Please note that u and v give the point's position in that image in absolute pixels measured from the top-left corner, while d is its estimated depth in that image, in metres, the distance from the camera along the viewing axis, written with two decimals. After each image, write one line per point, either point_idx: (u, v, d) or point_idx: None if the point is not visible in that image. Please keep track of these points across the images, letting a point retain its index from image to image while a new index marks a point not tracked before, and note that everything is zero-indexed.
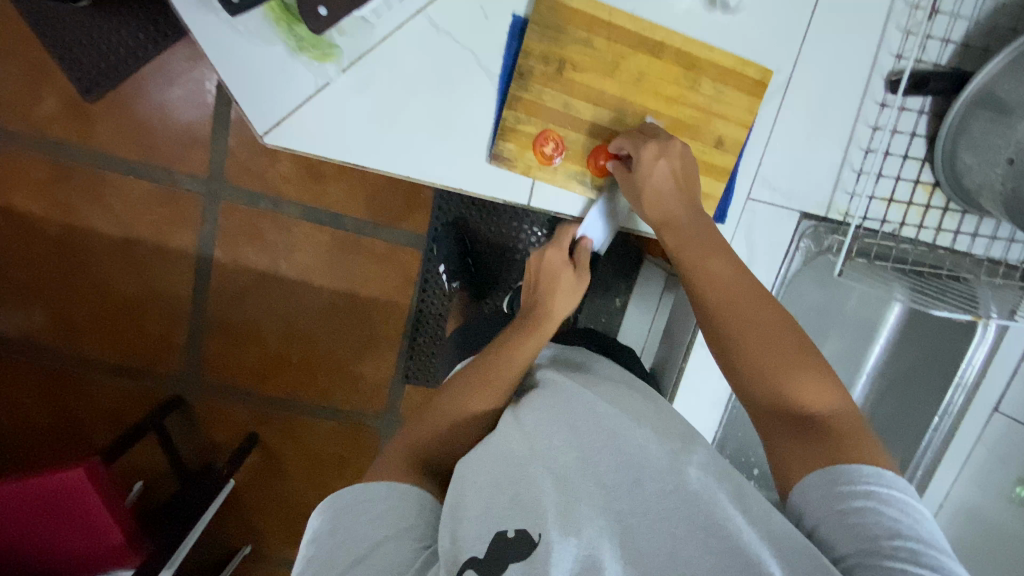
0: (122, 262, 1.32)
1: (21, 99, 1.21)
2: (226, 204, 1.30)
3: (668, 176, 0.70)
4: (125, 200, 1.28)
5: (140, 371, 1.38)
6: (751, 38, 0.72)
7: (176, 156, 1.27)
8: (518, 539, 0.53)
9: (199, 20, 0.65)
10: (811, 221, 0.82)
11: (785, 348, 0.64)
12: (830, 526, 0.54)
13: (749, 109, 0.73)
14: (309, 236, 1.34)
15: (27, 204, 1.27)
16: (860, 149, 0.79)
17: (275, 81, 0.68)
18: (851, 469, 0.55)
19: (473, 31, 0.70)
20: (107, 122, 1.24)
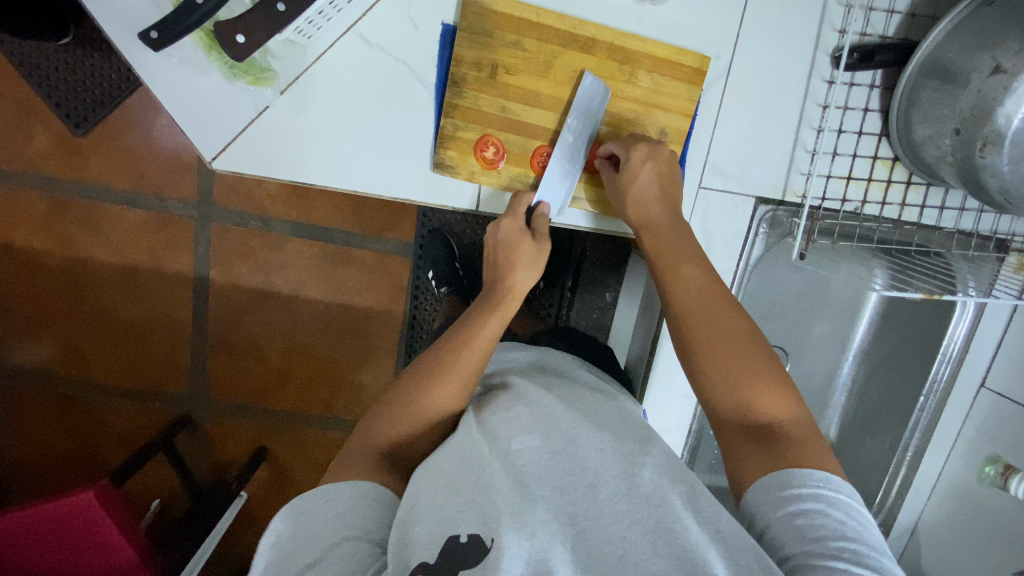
0: (120, 289, 1.36)
1: (14, 139, 1.26)
2: (217, 226, 1.34)
3: (652, 180, 0.69)
4: (121, 229, 1.33)
5: (148, 394, 1.42)
6: (684, 26, 0.72)
7: (166, 183, 1.31)
8: (469, 543, 0.49)
9: (141, 53, 0.67)
10: (768, 206, 0.81)
11: (741, 339, 0.61)
12: (777, 528, 0.51)
13: (689, 98, 0.73)
14: (299, 252, 1.37)
15: (27, 239, 1.32)
16: (812, 128, 0.78)
17: (218, 107, 0.70)
18: (799, 470, 0.53)
19: (405, 42, 0.71)
20: (96, 154, 1.28)
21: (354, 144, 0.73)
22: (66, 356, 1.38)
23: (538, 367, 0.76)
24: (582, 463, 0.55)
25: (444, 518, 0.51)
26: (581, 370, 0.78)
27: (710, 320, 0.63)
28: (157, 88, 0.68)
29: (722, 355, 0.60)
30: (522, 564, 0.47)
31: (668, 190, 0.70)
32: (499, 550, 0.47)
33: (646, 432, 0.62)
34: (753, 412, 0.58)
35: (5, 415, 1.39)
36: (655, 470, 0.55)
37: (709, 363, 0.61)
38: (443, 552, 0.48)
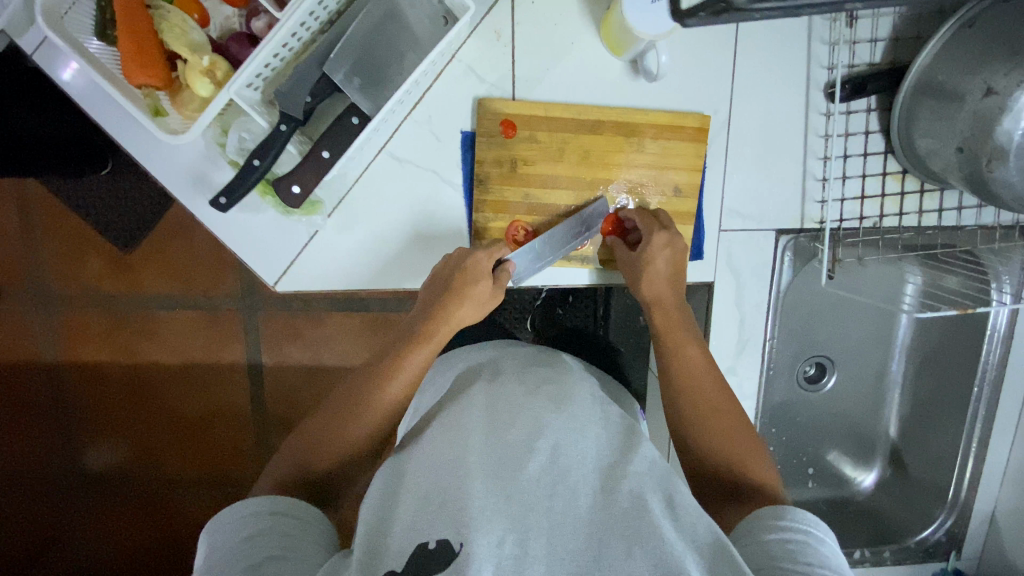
0: (184, 386, 1.46)
1: (72, 265, 1.38)
2: (264, 314, 1.44)
3: (666, 266, 0.75)
4: (177, 331, 1.43)
5: (222, 480, 1.50)
6: (682, 92, 0.77)
7: (212, 283, 1.41)
8: (439, 552, 0.47)
9: (197, 202, 0.75)
10: (790, 235, 0.84)
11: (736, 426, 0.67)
12: (759, 547, 0.53)
13: (696, 154, 0.78)
14: (342, 325, 1.45)
15: (93, 353, 1.43)
16: (818, 158, 0.82)
17: (273, 238, 0.78)
18: (790, 510, 0.56)
19: (431, 154, 0.78)
20: (147, 267, 1.39)
21: (398, 249, 0.80)
22: (142, 456, 1.48)
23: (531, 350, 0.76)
24: (573, 474, 0.54)
25: (420, 522, 0.49)
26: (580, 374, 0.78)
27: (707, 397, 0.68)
28: (216, 229, 0.76)
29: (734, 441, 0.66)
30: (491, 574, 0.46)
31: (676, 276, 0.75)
32: None
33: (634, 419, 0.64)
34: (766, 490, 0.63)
35: (92, 516, 1.48)
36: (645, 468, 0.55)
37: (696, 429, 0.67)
38: None
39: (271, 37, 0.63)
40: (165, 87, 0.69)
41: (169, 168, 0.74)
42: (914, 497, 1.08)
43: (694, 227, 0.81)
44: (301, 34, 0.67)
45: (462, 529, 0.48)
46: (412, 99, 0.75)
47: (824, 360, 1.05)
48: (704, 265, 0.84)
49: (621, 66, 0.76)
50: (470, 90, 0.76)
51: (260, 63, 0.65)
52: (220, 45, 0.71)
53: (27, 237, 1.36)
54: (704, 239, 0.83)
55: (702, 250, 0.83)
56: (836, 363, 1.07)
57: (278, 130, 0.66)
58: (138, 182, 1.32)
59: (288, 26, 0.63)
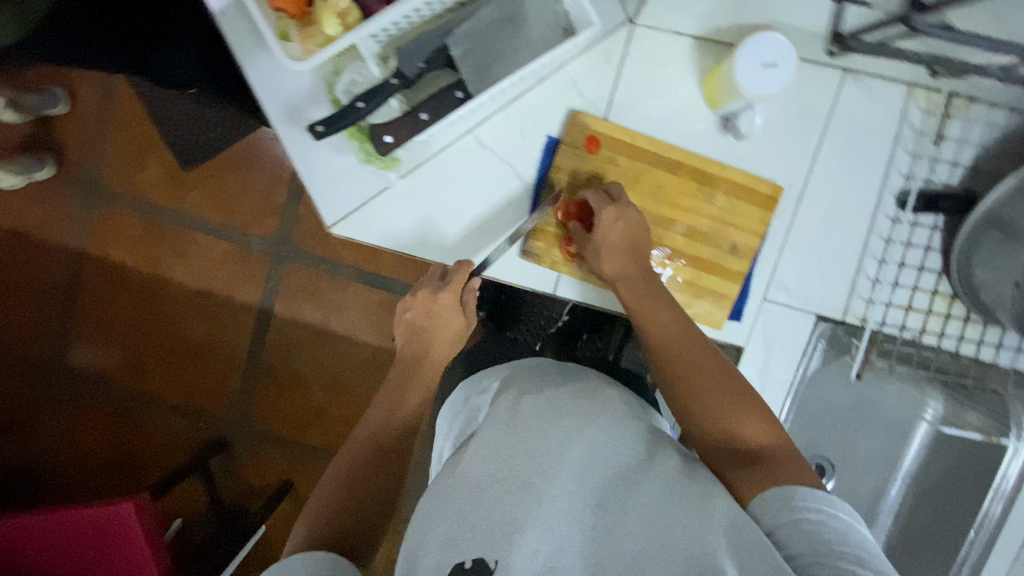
0: (194, 310, 1.49)
1: (131, 167, 1.44)
2: (290, 264, 1.46)
3: (620, 238, 0.74)
4: (205, 257, 1.46)
5: (196, 413, 1.50)
6: (764, 159, 0.80)
7: (251, 221, 1.45)
8: (474, 570, 0.50)
9: (290, 132, 0.80)
10: (828, 324, 0.85)
11: (716, 381, 0.64)
12: (779, 525, 0.50)
13: (761, 220, 0.80)
14: (359, 295, 1.46)
15: (120, 255, 1.47)
16: (874, 258, 0.83)
17: (346, 183, 0.83)
18: (801, 488, 0.52)
19: (513, 148, 0.81)
20: (195, 188, 1.44)
21: (447, 226, 0.83)
22: (129, 366, 1.50)
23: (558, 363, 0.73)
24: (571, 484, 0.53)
25: (459, 537, 0.53)
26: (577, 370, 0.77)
27: (680, 356, 0.66)
28: (298, 161, 0.81)
29: (706, 391, 0.63)
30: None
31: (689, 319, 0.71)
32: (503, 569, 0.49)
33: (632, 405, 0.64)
34: (733, 441, 0.60)
35: (62, 431, 1.49)
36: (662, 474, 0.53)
37: (694, 401, 0.63)
38: None
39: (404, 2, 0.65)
40: (297, 15, 0.73)
41: (273, 92, 0.79)
42: None
43: (741, 287, 0.82)
44: (433, 6, 0.70)
45: (497, 548, 0.50)
46: (512, 94, 0.79)
47: (824, 464, 1.01)
48: (739, 328, 0.85)
49: (713, 120, 0.79)
50: (567, 100, 0.80)
51: (389, 21, 0.69)
52: None
53: (96, 130, 1.43)
54: (746, 303, 0.84)
55: (741, 312, 0.84)
56: (836, 471, 1.03)
57: (389, 83, 0.70)
58: (217, 113, 1.39)
59: None
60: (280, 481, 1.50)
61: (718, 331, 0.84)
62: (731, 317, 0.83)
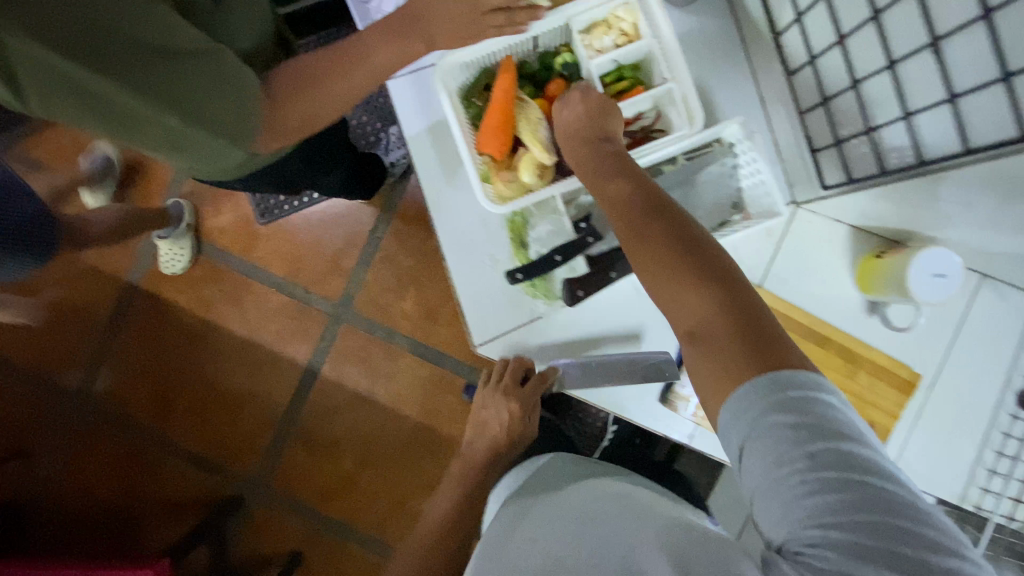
0: (239, 360, 1.48)
1: (205, 211, 1.47)
2: (346, 326, 1.45)
3: (579, 116, 0.74)
4: (260, 308, 1.47)
5: (216, 466, 1.46)
6: (902, 343, 0.84)
7: (317, 280, 1.46)
8: None
9: (457, 255, 0.85)
10: (943, 505, 0.87)
11: (667, 262, 0.58)
12: (756, 452, 0.47)
13: (899, 402, 0.83)
14: (411, 369, 1.44)
15: (174, 295, 1.48)
16: (993, 450, 0.85)
17: (500, 308, 0.84)
18: (781, 375, 0.48)
19: None
20: (267, 241, 1.47)
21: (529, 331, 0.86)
22: (161, 409, 1.48)
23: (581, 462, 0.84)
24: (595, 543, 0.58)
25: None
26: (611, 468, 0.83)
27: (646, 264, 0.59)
28: (459, 282, 0.85)
29: (653, 269, 0.58)
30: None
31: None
32: None
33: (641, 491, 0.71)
34: (701, 315, 0.55)
35: (74, 465, 1.46)
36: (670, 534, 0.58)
37: (659, 294, 0.58)
38: None
39: None
40: (499, 160, 0.80)
41: (458, 219, 0.85)
42: None
43: None
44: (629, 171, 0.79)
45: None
46: None
47: None
48: None
49: (858, 301, 0.84)
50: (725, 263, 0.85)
51: None
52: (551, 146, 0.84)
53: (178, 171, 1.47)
54: None
55: None
56: None
57: (583, 240, 0.78)
58: None
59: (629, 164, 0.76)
60: (292, 553, 1.44)
61: None
62: None
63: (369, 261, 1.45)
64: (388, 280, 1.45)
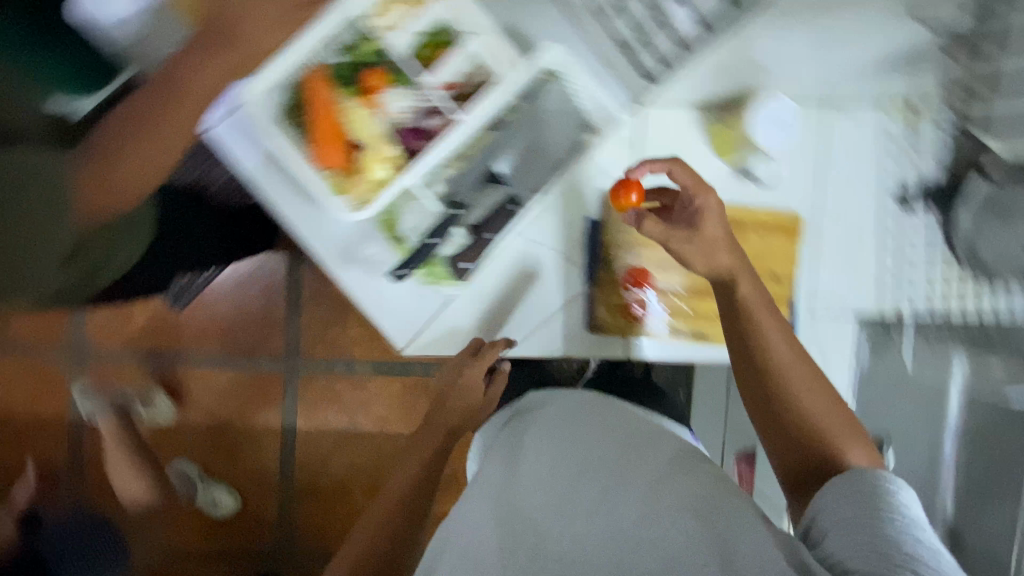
0: (214, 447, 1.45)
1: (120, 321, 1.42)
2: (304, 375, 1.44)
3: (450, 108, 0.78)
4: (214, 392, 1.44)
5: (235, 549, 1.47)
6: (777, 195, 0.89)
7: (257, 344, 1.43)
8: None
9: (346, 271, 0.83)
10: (864, 320, 0.95)
11: (798, 375, 0.72)
12: (839, 510, 0.58)
13: (789, 248, 0.90)
14: (382, 389, 1.45)
15: (125, 412, 1.43)
16: (891, 255, 0.92)
17: (409, 305, 0.86)
18: (880, 493, 0.58)
19: (560, 237, 0.87)
20: (193, 326, 1.43)
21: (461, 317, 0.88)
22: (157, 520, 1.45)
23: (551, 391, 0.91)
24: (589, 482, 0.63)
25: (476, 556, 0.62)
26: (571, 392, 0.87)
27: (754, 365, 0.74)
28: (360, 299, 0.84)
29: (815, 399, 0.71)
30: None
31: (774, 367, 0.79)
32: None
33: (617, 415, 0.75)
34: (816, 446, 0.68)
35: None
36: (662, 469, 0.63)
37: (784, 400, 0.71)
38: None
39: (449, 137, 0.75)
40: (343, 169, 0.78)
41: (324, 237, 0.81)
42: None
43: (789, 309, 0.92)
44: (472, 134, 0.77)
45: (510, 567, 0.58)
46: (555, 193, 0.85)
47: None
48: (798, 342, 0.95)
49: (728, 173, 0.88)
50: (599, 184, 0.86)
51: (438, 158, 0.77)
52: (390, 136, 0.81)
53: None
54: (797, 319, 0.94)
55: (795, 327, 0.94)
56: None
57: (452, 217, 0.78)
58: None
59: (466, 129, 0.76)
60: None
61: None
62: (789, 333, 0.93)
63: (299, 306, 1.43)
64: (324, 317, 1.43)
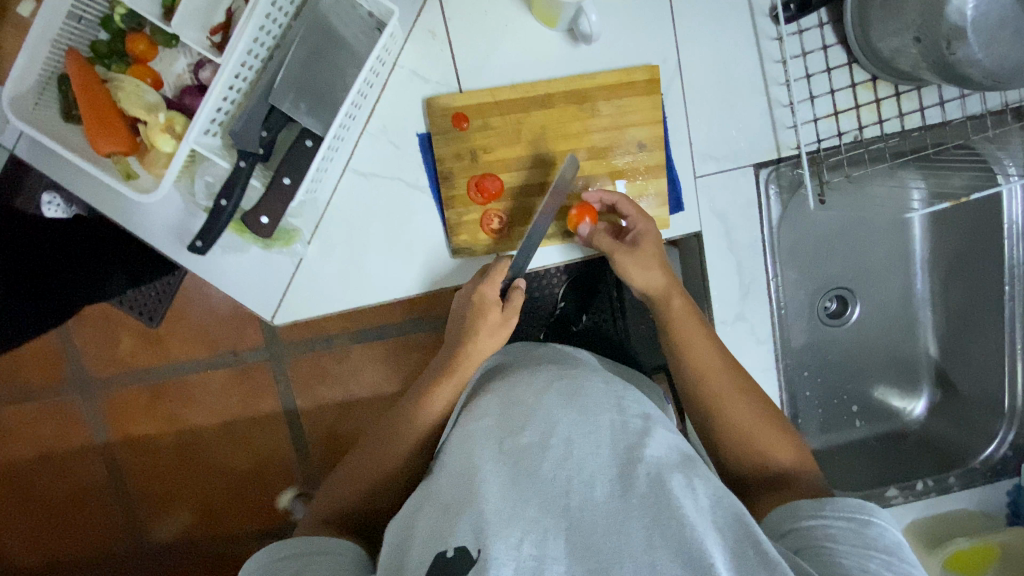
0: (231, 443, 1.37)
1: (101, 346, 1.33)
2: (290, 359, 1.34)
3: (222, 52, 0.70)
4: (211, 393, 1.35)
5: (279, 528, 1.41)
6: (625, 50, 0.77)
7: (236, 340, 1.33)
8: (457, 557, 0.50)
9: (182, 252, 0.77)
10: (769, 167, 0.82)
11: (754, 413, 0.69)
12: (796, 527, 0.56)
13: (653, 106, 0.77)
14: (366, 354, 1.34)
15: (141, 427, 1.36)
16: (779, 84, 0.80)
17: (261, 273, 0.80)
18: (855, 527, 0.53)
19: (394, 162, 0.79)
20: (174, 334, 1.32)
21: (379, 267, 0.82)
22: (203, 519, 1.39)
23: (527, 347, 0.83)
24: (592, 466, 0.55)
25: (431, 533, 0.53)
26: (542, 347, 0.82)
27: (713, 383, 0.70)
28: (209, 278, 0.79)
29: (768, 432, 0.67)
30: (510, 570, 0.49)
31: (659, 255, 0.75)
32: (486, 561, 0.49)
33: (588, 377, 0.68)
34: (761, 463, 0.67)
35: None
36: (663, 452, 0.56)
37: (746, 434, 0.68)
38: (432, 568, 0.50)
39: (216, 81, 0.65)
40: (129, 150, 0.72)
41: (153, 226, 0.76)
42: (967, 418, 1.01)
43: (668, 179, 0.80)
44: (244, 74, 0.69)
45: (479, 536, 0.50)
46: (364, 113, 0.77)
47: (843, 291, 1.03)
48: (688, 217, 0.82)
49: (559, 37, 0.77)
50: (418, 92, 0.77)
51: (211, 109, 0.67)
52: (173, 101, 0.74)
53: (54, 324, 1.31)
54: (681, 190, 0.81)
55: (681, 201, 0.82)
56: (857, 293, 1.04)
57: (238, 168, 0.69)
58: None
59: (229, 69, 0.65)
60: None
61: (670, 230, 0.82)
62: (672, 211, 0.81)
63: None
64: None
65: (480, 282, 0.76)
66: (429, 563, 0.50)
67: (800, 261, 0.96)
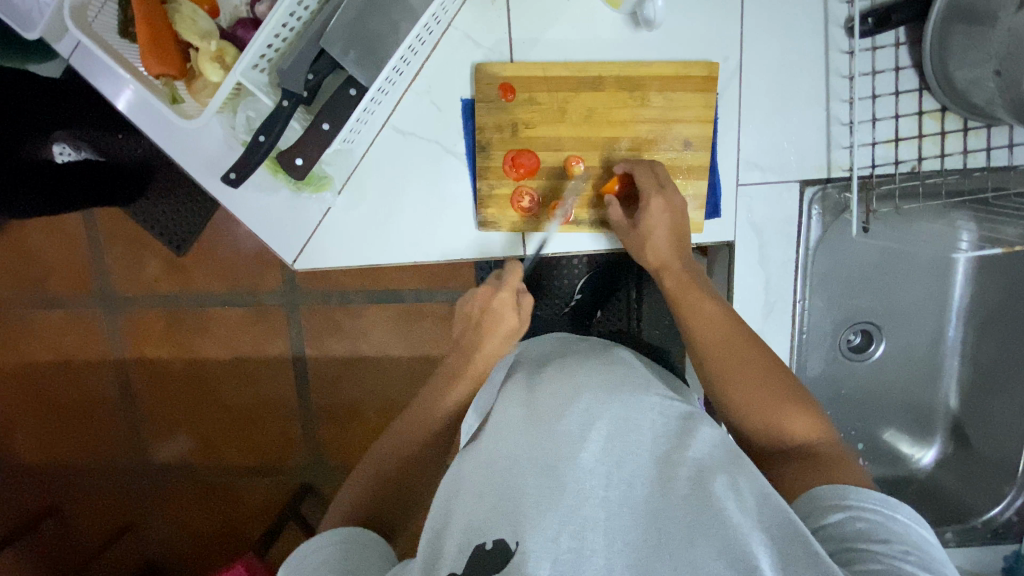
0: (239, 379, 1.40)
1: (129, 267, 1.36)
2: (305, 308, 1.35)
3: None
4: (227, 329, 1.37)
5: (272, 469, 1.43)
6: (687, 42, 0.75)
7: (257, 281, 1.35)
8: (495, 551, 0.47)
9: (216, 186, 0.79)
10: (816, 186, 0.79)
11: (777, 389, 0.63)
12: (824, 526, 0.50)
13: (704, 105, 0.75)
14: (377, 317, 1.35)
15: (157, 351, 1.40)
16: (842, 101, 0.77)
17: (288, 217, 0.80)
18: (877, 516, 0.49)
19: (433, 125, 0.79)
20: (199, 268, 1.34)
21: (415, 236, 0.81)
22: (204, 449, 1.43)
23: (573, 340, 0.80)
24: (632, 467, 0.53)
25: (476, 521, 0.49)
26: (581, 342, 0.79)
27: (738, 353, 0.66)
28: (238, 212, 0.80)
29: (764, 400, 0.63)
30: (549, 567, 0.45)
31: (678, 240, 0.74)
32: (524, 555, 0.46)
33: (637, 381, 0.65)
34: (791, 443, 0.61)
35: (161, 512, 1.45)
36: (706, 453, 0.53)
37: (766, 417, 0.62)
38: (469, 560, 0.47)
39: (271, 16, 0.64)
40: (179, 74, 0.73)
41: (193, 152, 0.78)
42: (977, 475, 0.98)
43: (708, 182, 0.78)
44: (299, 14, 0.68)
45: (517, 529, 0.47)
46: (411, 70, 0.76)
47: (870, 327, 0.98)
48: (723, 224, 0.80)
49: (621, 19, 0.75)
50: (468, 56, 0.77)
51: (262, 44, 0.67)
52: (225, 33, 0.75)
53: (90, 241, 1.34)
54: (720, 196, 0.79)
55: (718, 208, 0.79)
56: (884, 331, 0.99)
57: (281, 107, 0.68)
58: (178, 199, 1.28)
59: (286, 5, 0.65)
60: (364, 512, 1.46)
61: (702, 235, 0.80)
62: (708, 215, 0.79)
63: None
64: None
65: (492, 290, 0.76)
66: (467, 553, 0.47)
67: (831, 284, 0.91)
